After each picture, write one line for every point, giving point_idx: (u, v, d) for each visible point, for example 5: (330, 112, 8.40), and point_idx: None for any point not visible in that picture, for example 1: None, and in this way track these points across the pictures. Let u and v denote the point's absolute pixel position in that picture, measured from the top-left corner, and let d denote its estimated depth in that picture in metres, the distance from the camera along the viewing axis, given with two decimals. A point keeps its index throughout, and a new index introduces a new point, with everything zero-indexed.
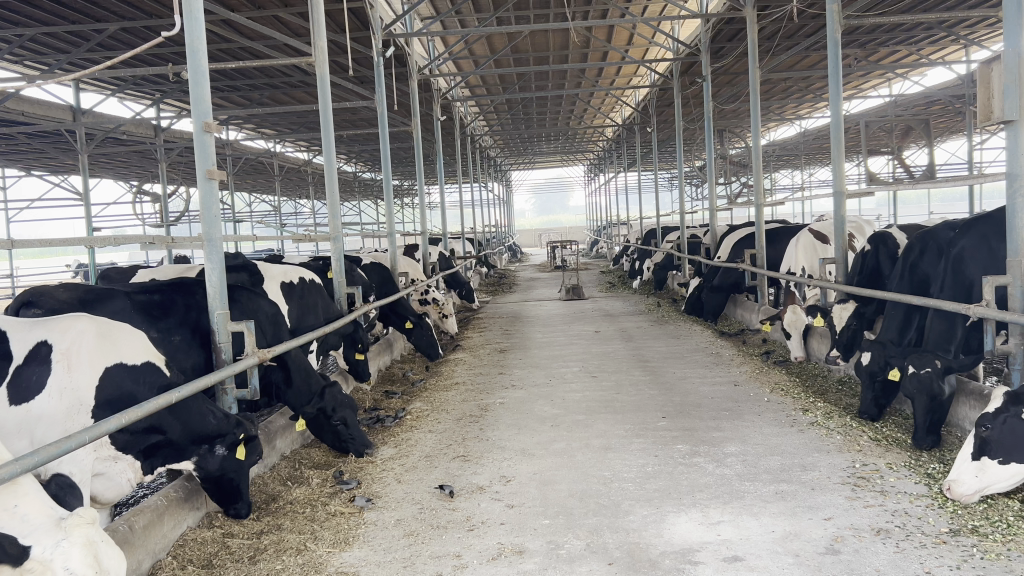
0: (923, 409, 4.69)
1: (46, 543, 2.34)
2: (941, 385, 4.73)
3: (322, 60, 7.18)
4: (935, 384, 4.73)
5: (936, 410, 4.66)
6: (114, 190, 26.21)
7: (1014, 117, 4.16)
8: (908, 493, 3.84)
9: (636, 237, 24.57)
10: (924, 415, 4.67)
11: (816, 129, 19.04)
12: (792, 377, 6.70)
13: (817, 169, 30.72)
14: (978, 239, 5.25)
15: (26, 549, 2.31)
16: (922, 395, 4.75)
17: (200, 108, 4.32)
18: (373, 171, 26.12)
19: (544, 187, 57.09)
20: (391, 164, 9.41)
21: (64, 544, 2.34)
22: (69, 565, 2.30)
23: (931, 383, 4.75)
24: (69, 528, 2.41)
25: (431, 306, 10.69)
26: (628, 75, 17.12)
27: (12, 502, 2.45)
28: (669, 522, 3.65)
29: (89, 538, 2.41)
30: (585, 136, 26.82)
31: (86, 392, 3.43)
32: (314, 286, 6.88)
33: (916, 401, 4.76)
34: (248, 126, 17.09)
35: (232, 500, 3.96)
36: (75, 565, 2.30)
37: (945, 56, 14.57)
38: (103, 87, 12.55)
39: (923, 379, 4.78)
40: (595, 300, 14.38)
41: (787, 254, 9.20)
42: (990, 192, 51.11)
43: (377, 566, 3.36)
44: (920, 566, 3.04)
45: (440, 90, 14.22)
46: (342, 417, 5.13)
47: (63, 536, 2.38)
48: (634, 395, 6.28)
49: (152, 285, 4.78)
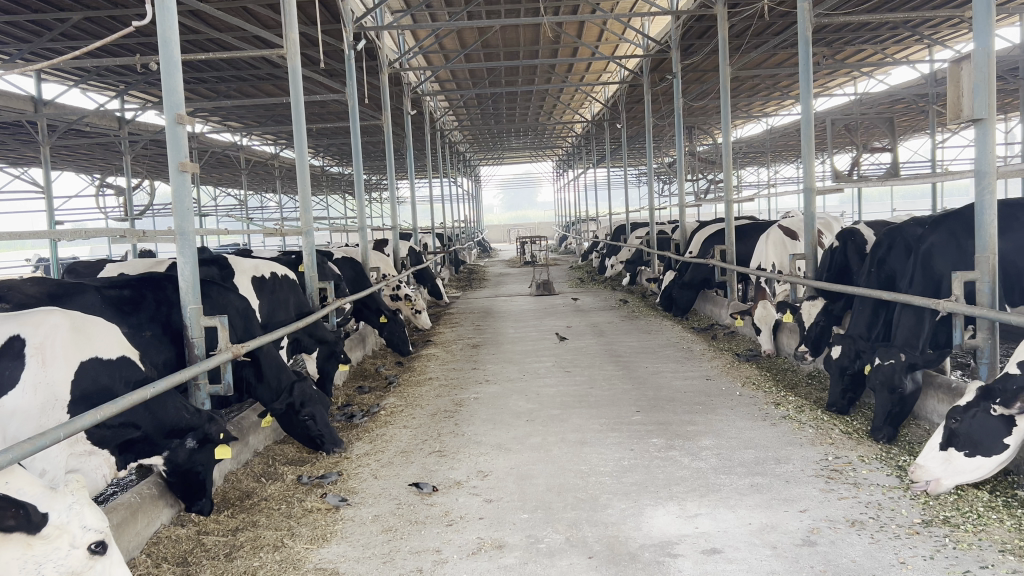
0: (885, 402, 4.78)
1: (60, 506, 2.58)
2: (903, 379, 4.79)
3: (294, 52, 7.09)
4: (897, 378, 4.80)
5: (900, 403, 4.75)
6: (75, 182, 25.69)
7: (984, 115, 4.24)
8: (880, 484, 3.90)
9: (605, 233, 24.73)
10: (889, 408, 4.76)
11: (782, 127, 19.26)
12: (763, 371, 6.79)
13: (782, 167, 31.14)
14: (947, 236, 5.36)
15: (46, 516, 2.52)
16: (883, 390, 4.82)
17: (171, 100, 4.25)
18: (342, 165, 25.92)
19: (512, 182, 57.06)
20: (362, 159, 9.30)
21: (77, 507, 2.62)
22: (87, 523, 2.63)
23: (894, 377, 4.82)
24: (69, 489, 2.66)
25: (403, 302, 10.66)
26: (598, 71, 17.20)
27: (5, 479, 2.53)
28: (647, 515, 3.67)
29: (84, 494, 2.70)
30: (555, 133, 26.88)
31: (61, 387, 3.39)
32: (285, 281, 6.78)
33: (879, 395, 4.84)
34: (214, 120, 16.86)
35: (195, 496, 3.88)
36: (91, 522, 2.64)
37: (909, 56, 14.80)
38: (65, 78, 12.29)
39: (887, 373, 4.85)
40: (566, 295, 14.43)
41: (757, 251, 9.30)
42: (949, 190, 52.13)
43: (356, 562, 3.34)
44: (895, 556, 3.10)
45: (410, 84, 14.15)
46: (311, 412, 5.04)
47: (71, 497, 2.64)
48: (607, 390, 6.31)
49: (121, 280, 4.69)
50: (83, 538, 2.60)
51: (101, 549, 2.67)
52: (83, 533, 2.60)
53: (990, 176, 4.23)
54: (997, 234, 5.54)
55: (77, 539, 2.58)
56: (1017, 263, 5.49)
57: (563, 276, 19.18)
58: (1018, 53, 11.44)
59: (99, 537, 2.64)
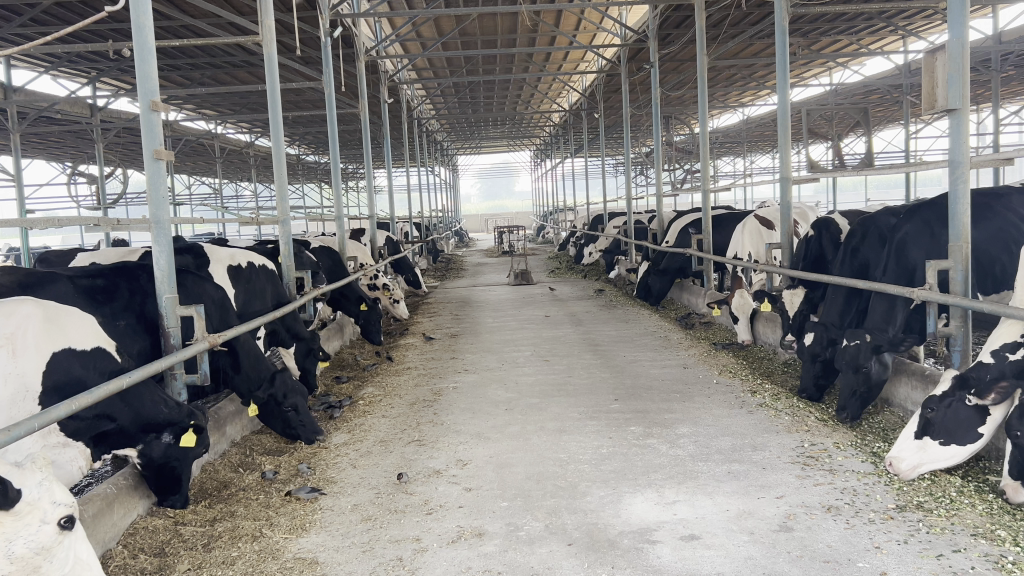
0: (851, 383, 4.92)
1: (30, 483, 2.54)
2: (868, 361, 4.93)
3: (270, 39, 7.00)
4: (862, 360, 4.94)
5: (866, 384, 4.90)
6: (46, 171, 25.34)
7: (958, 105, 4.27)
8: (856, 471, 3.95)
9: (583, 222, 24.77)
10: (854, 388, 4.92)
11: (759, 118, 19.38)
12: (739, 360, 6.84)
13: (757, 157, 31.38)
14: (921, 225, 5.42)
15: (19, 492, 2.49)
16: (849, 370, 4.96)
17: (146, 87, 4.20)
18: (318, 153, 25.73)
19: (489, 171, 57.06)
20: (339, 147, 9.17)
21: (47, 484, 2.59)
22: (57, 499, 2.60)
23: (859, 358, 4.96)
24: (37, 466, 2.62)
25: (380, 291, 10.63)
26: (575, 61, 17.21)
27: None
28: (626, 502, 3.69)
29: (50, 471, 2.67)
30: (533, 122, 26.87)
31: (32, 378, 3.35)
32: (263, 270, 6.71)
33: (845, 375, 4.99)
34: (188, 107, 16.68)
35: (169, 492, 3.84)
36: (61, 498, 2.61)
37: (883, 46, 14.92)
38: (35, 64, 12.06)
39: (853, 353, 4.99)
40: (544, 285, 14.45)
41: (733, 240, 9.36)
42: (922, 179, 52.72)
43: (336, 551, 3.33)
44: (870, 541, 3.14)
45: (387, 72, 14.08)
46: (293, 404, 5.03)
47: (39, 474, 2.60)
48: (585, 378, 6.34)
49: (94, 269, 4.63)
50: (53, 513, 2.57)
51: (70, 525, 2.64)
52: (54, 509, 2.58)
53: (964, 167, 4.28)
54: (972, 223, 5.61)
55: (48, 515, 2.55)
56: (989, 253, 5.57)
57: (540, 266, 19.21)
58: (990, 44, 11.60)
59: (69, 512, 2.61)
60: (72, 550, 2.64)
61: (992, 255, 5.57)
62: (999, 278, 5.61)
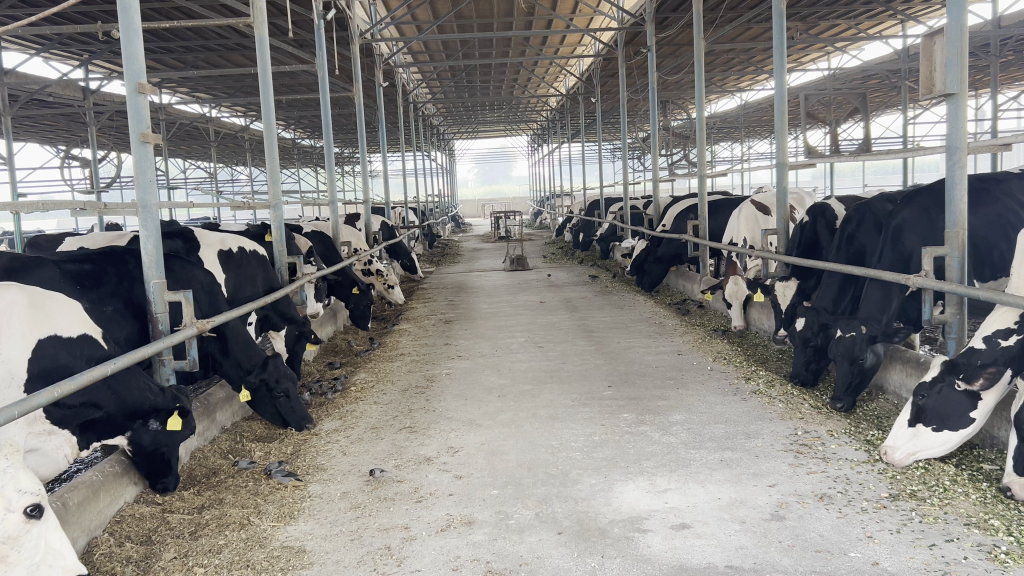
0: (844, 373, 4.90)
1: None
2: (864, 352, 4.92)
3: (261, 22, 6.89)
4: (858, 351, 4.93)
5: (860, 374, 4.91)
6: (39, 155, 25.21)
7: (956, 89, 4.19)
8: (848, 459, 3.92)
9: (579, 207, 24.65)
10: (850, 378, 4.90)
11: (756, 103, 19.27)
12: (734, 346, 6.81)
13: (755, 143, 31.25)
14: (919, 211, 5.37)
15: None
16: (844, 361, 4.94)
17: (133, 68, 4.12)
18: (312, 137, 25.59)
19: (487, 156, 57.01)
20: (332, 130, 9.05)
21: (12, 472, 2.55)
22: (23, 487, 2.56)
23: (855, 349, 4.94)
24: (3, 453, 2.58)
25: (375, 276, 10.59)
26: (573, 44, 17.06)
27: None
28: (616, 490, 3.66)
29: (17, 457, 2.63)
30: (529, 107, 26.72)
31: (16, 365, 3.32)
32: (254, 256, 6.63)
33: (839, 366, 4.96)
34: (181, 90, 16.55)
35: (161, 475, 3.81)
36: (27, 486, 2.57)
37: (882, 31, 14.81)
38: (26, 46, 11.94)
39: (848, 345, 4.97)
40: (541, 271, 14.41)
41: (729, 225, 9.31)
42: (921, 166, 52.62)
43: (323, 540, 3.30)
44: (862, 531, 3.11)
45: (382, 55, 13.98)
46: (285, 390, 4.97)
47: (4, 461, 2.56)
48: (579, 365, 6.30)
49: (81, 254, 4.59)
50: (19, 502, 2.53)
51: (38, 514, 2.60)
52: (19, 497, 2.54)
53: (961, 152, 4.23)
54: (969, 209, 5.56)
55: (13, 503, 2.52)
56: (988, 239, 5.51)
57: (536, 251, 19.14)
58: (989, 29, 11.49)
59: (35, 500, 2.57)
60: (41, 538, 2.60)
61: (990, 242, 5.52)
62: (997, 264, 5.56)
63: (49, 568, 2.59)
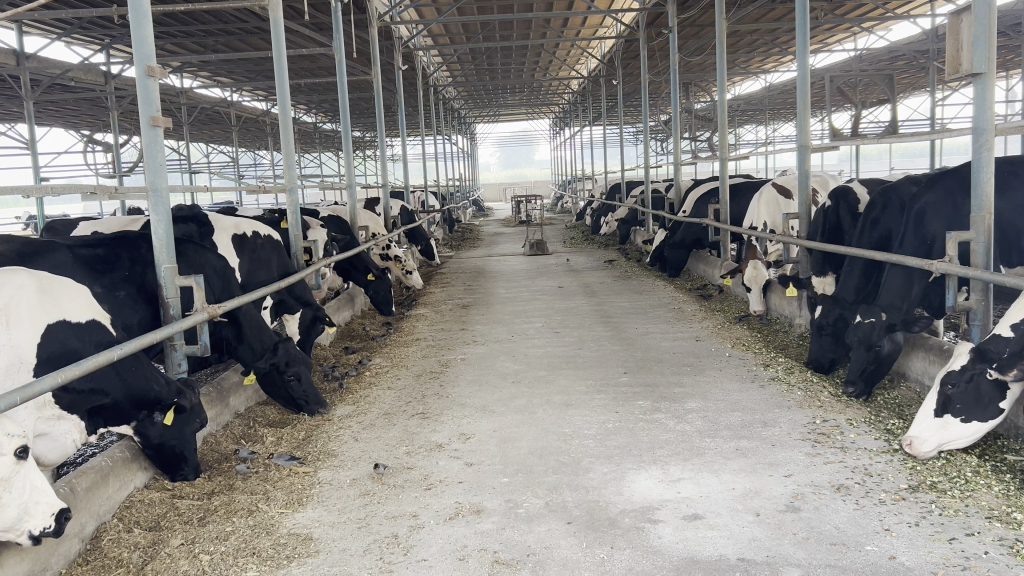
0: (860, 359, 4.83)
1: None
2: (881, 340, 4.84)
3: (276, 4, 6.83)
4: (875, 338, 4.85)
5: (877, 361, 4.82)
6: (63, 140, 25.33)
7: (984, 69, 4.05)
8: (869, 449, 3.83)
9: (601, 191, 24.46)
10: (865, 365, 4.82)
11: (781, 85, 18.96)
12: (754, 332, 6.71)
13: (780, 125, 30.83)
14: (943, 194, 5.23)
15: None
16: (860, 347, 4.87)
17: (142, 50, 4.09)
18: (334, 121, 25.56)
19: (508, 139, 56.79)
20: (349, 114, 8.98)
21: None
22: (9, 431, 2.67)
23: (872, 336, 4.87)
24: None
25: (392, 262, 10.58)
26: (594, 26, 16.88)
27: None
28: (629, 479, 3.60)
29: None
30: (551, 90, 26.51)
31: (26, 349, 3.29)
32: (269, 241, 6.60)
33: (855, 352, 4.89)
34: (202, 75, 16.56)
35: (176, 466, 3.83)
36: (12, 430, 2.68)
37: (910, 10, 14.52)
38: (48, 31, 11.98)
39: (865, 331, 4.89)
40: (560, 255, 14.31)
41: (749, 209, 9.15)
42: (951, 148, 51.63)
43: (331, 527, 3.27)
44: (880, 523, 3.03)
45: (401, 38, 13.88)
46: (296, 372, 4.97)
47: None
48: (595, 351, 6.23)
49: (94, 238, 4.57)
50: (9, 445, 2.66)
51: (25, 455, 2.72)
52: (8, 441, 2.66)
53: (988, 135, 4.11)
54: (997, 193, 5.39)
55: (4, 447, 2.64)
56: (1016, 223, 5.37)
57: (557, 236, 19.01)
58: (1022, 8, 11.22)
59: (23, 443, 2.70)
60: (28, 479, 2.71)
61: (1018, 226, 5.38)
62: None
63: (36, 505, 2.69)
